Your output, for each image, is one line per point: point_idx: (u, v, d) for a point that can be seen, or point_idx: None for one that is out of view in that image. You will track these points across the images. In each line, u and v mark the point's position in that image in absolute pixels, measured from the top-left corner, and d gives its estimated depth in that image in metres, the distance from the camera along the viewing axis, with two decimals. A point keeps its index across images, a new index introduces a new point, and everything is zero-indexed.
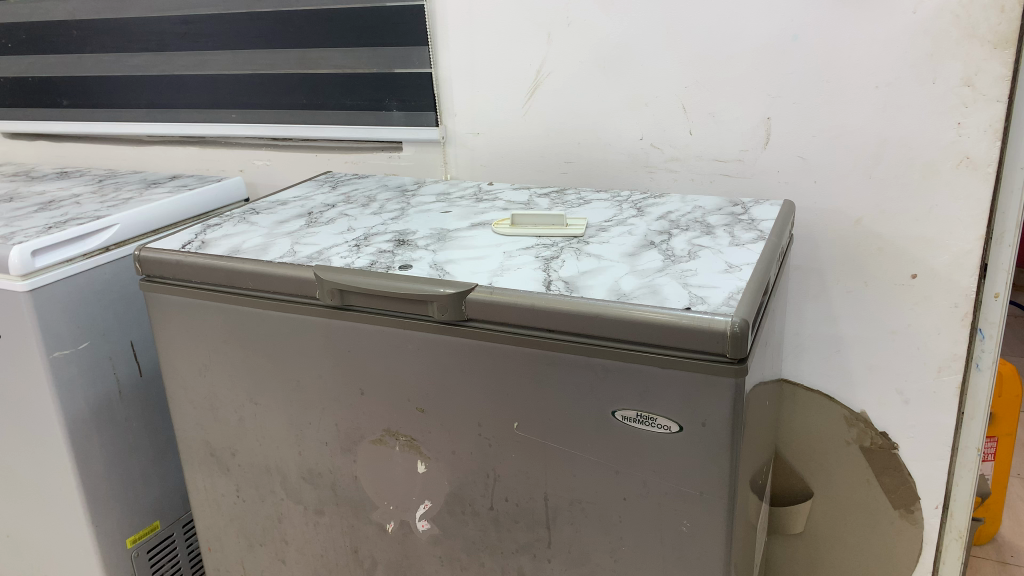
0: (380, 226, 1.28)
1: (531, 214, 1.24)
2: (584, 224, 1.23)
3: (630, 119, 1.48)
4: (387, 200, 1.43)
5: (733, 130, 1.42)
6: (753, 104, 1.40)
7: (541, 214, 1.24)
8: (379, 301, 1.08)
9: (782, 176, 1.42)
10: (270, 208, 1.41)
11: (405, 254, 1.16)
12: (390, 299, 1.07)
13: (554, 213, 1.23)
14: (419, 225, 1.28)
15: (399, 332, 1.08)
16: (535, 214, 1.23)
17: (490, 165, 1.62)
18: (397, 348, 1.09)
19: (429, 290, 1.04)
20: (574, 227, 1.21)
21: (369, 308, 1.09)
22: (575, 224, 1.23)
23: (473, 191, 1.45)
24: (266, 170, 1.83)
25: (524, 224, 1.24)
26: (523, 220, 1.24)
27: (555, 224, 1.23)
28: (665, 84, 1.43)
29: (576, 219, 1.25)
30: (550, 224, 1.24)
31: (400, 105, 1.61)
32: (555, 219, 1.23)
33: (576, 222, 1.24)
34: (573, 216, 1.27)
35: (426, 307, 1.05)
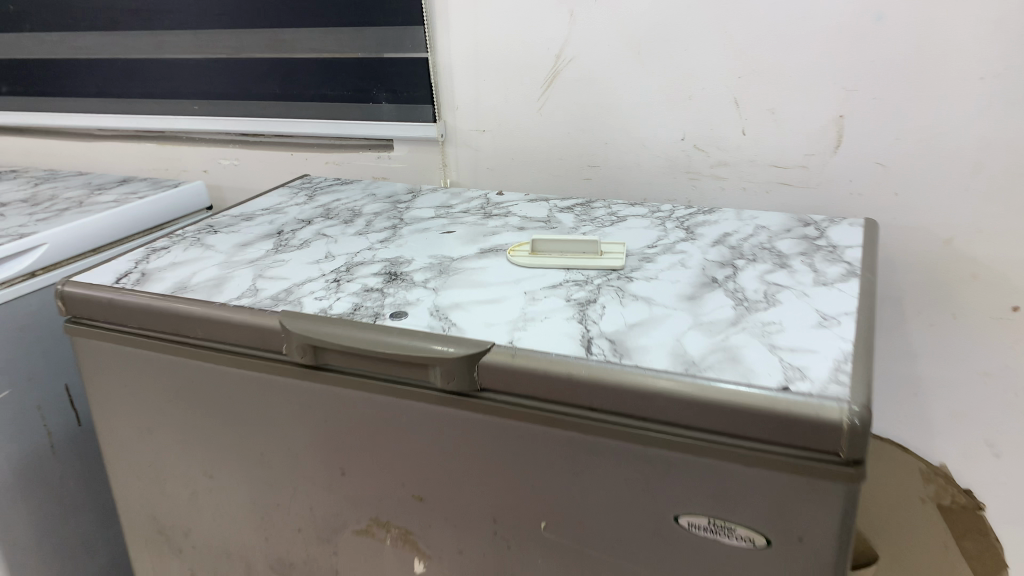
0: (368, 253, 1.02)
1: (557, 238, 0.98)
2: (624, 252, 0.98)
3: (669, 116, 1.22)
4: (374, 213, 1.18)
5: (796, 130, 1.17)
6: (822, 98, 1.14)
7: (570, 238, 0.98)
8: (365, 361, 0.83)
9: (854, 186, 1.17)
10: (232, 224, 1.15)
11: (398, 294, 0.90)
12: (379, 360, 0.82)
13: (587, 237, 0.97)
14: (415, 251, 1.02)
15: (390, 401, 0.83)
16: (564, 238, 0.98)
17: (499, 168, 1.36)
18: (388, 422, 0.84)
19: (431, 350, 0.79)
20: (612, 258, 0.96)
21: (352, 368, 0.84)
22: (613, 253, 0.98)
23: (481, 202, 1.20)
24: (234, 170, 1.57)
25: (548, 252, 0.99)
26: (546, 246, 0.99)
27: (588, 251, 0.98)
28: (714, 74, 1.17)
29: (612, 244, 1.00)
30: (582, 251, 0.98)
31: (390, 97, 1.35)
32: (589, 244, 0.98)
33: (614, 249, 0.99)
34: (608, 241, 1.01)
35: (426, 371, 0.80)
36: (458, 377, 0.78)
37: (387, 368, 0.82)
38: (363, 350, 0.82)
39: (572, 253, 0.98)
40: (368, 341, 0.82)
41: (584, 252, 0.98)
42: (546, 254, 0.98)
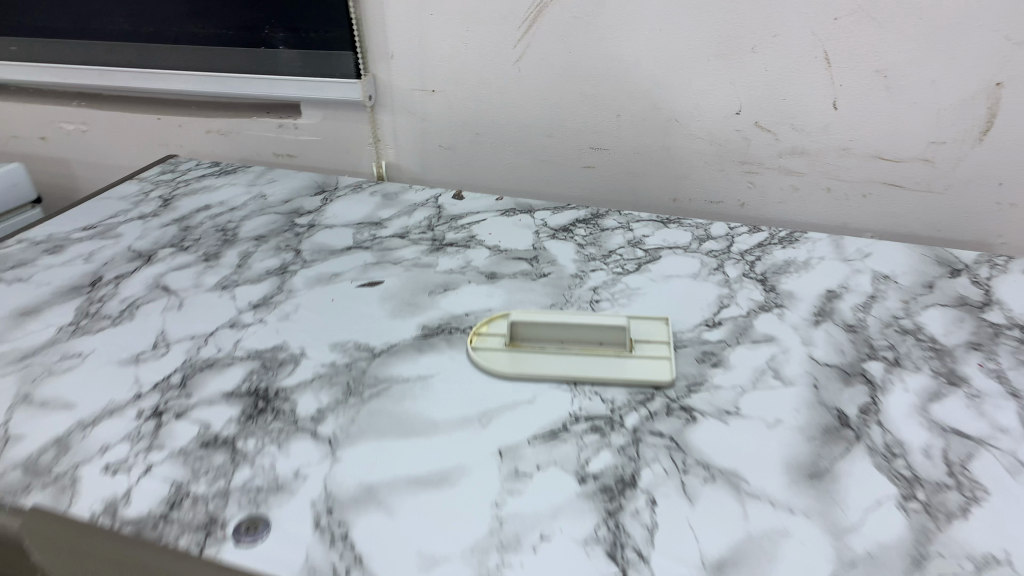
0: (229, 337, 0.60)
1: (557, 321, 0.57)
2: (668, 347, 0.57)
3: (720, 79, 0.78)
4: (259, 237, 0.74)
5: (922, 105, 0.74)
6: (974, 58, 0.71)
7: (580, 321, 0.57)
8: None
9: (1003, 192, 0.77)
10: (23, 261, 0.71)
11: (266, 456, 0.49)
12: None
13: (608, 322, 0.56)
14: (310, 335, 0.60)
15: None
16: (568, 321, 0.57)
17: (457, 147, 0.92)
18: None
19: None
20: (653, 363, 0.55)
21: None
22: (651, 349, 0.57)
23: (431, 216, 0.77)
24: (81, 138, 1.10)
25: (540, 344, 0.58)
26: (535, 333, 0.58)
27: (608, 343, 0.57)
28: (801, 14, 0.72)
29: (646, 327, 0.59)
30: (599, 342, 0.58)
31: (288, 38, 0.86)
32: (612, 333, 0.57)
33: (652, 340, 0.58)
34: (638, 317, 0.60)
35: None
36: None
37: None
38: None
39: (582, 347, 0.57)
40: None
41: (601, 346, 0.57)
42: (537, 349, 0.57)
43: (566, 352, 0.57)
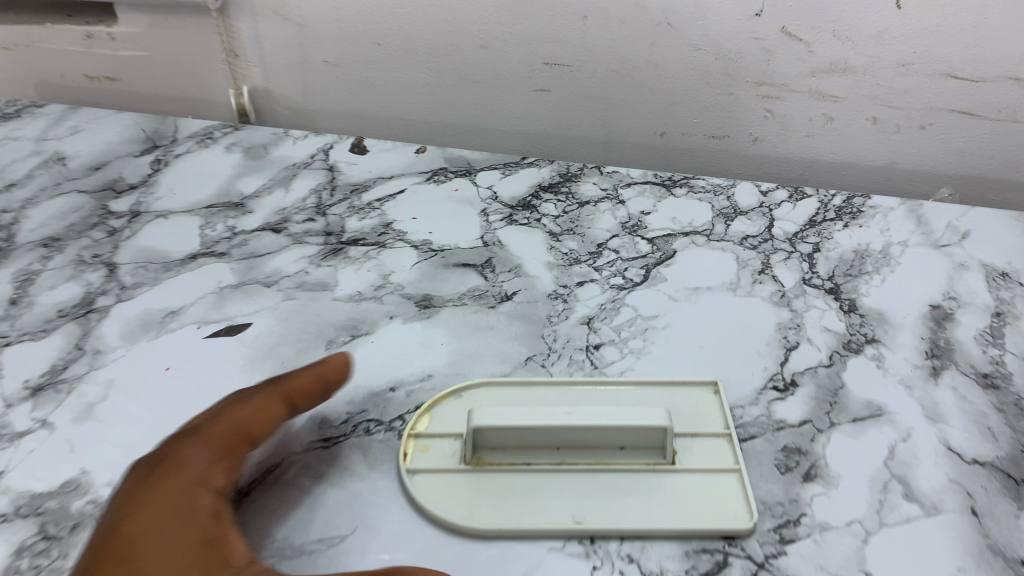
0: None
1: (550, 426, 0.34)
2: (731, 452, 0.35)
3: None
4: (49, 240, 0.47)
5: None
6: None
7: (588, 422, 0.34)
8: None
9: None
10: None
11: None
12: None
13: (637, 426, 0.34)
14: (130, 454, 0.35)
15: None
16: (569, 425, 0.34)
17: (349, 65, 0.63)
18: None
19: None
20: (714, 491, 0.33)
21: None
22: (705, 458, 0.35)
23: (319, 187, 0.52)
24: None
25: (523, 458, 0.35)
26: (513, 441, 0.35)
27: (635, 449, 0.35)
28: None
29: (687, 411, 0.37)
30: (620, 449, 0.35)
31: None
32: (642, 436, 0.35)
33: (703, 439, 0.36)
34: (670, 388, 0.38)
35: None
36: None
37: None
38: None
39: (593, 464, 0.34)
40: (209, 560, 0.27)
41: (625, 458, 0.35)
42: (519, 469, 0.34)
43: (568, 474, 0.34)
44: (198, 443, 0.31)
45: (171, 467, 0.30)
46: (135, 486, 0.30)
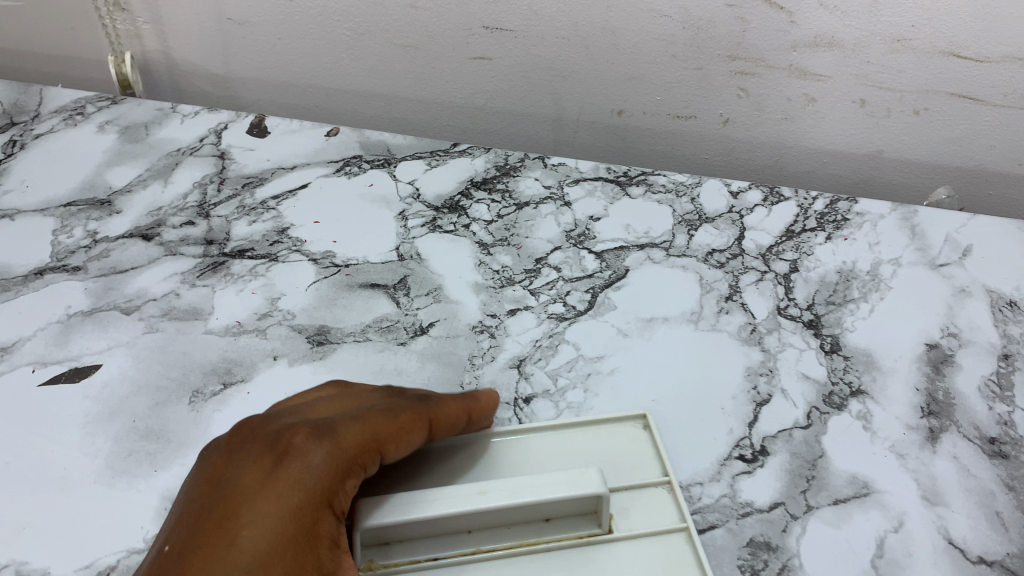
0: None
1: (459, 512, 0.26)
2: (676, 505, 0.29)
3: None
4: None
5: None
6: None
7: (505, 498, 0.26)
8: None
9: None
10: None
11: None
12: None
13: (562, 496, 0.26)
14: None
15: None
16: (489, 507, 0.26)
17: (257, 26, 0.54)
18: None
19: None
20: (667, 560, 0.27)
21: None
22: (648, 517, 0.28)
23: (205, 180, 0.43)
24: None
25: (429, 551, 0.27)
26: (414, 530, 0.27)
27: (564, 520, 0.28)
28: None
29: (616, 459, 0.30)
30: (545, 522, 0.28)
31: None
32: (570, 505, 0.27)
33: (640, 494, 0.29)
34: (593, 431, 0.31)
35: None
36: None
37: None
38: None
39: (515, 545, 0.27)
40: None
41: (554, 534, 0.27)
42: (425, 568, 0.27)
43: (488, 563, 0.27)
44: (325, 450, 0.25)
45: (276, 478, 0.24)
46: (239, 490, 0.24)
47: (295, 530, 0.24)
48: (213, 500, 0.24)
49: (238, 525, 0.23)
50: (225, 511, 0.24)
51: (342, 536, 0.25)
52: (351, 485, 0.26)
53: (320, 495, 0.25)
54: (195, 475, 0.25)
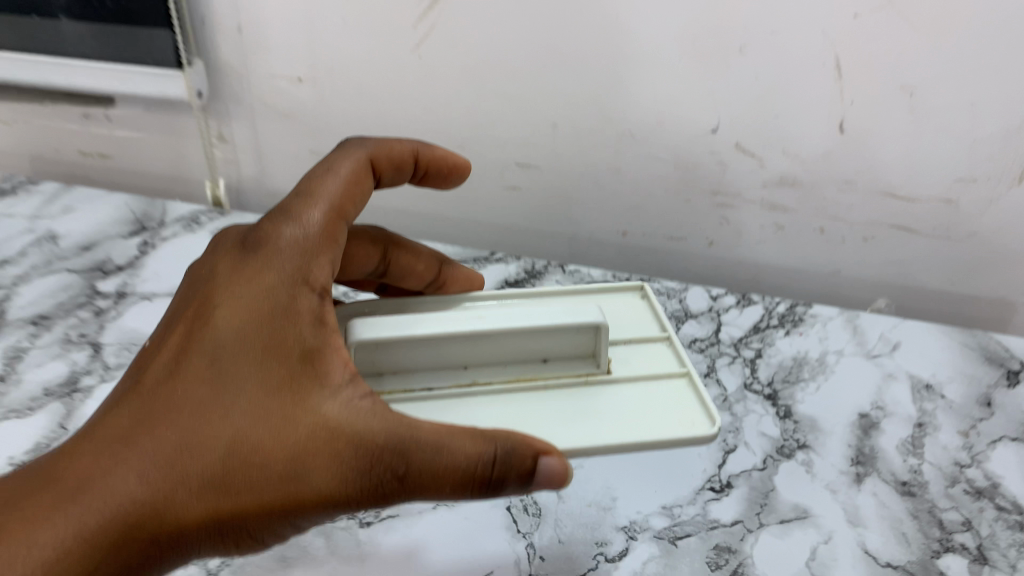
0: None
1: (462, 330, 0.35)
2: (675, 354, 0.39)
3: (696, 86, 0.58)
4: (38, 318, 0.51)
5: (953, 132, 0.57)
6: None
7: (499, 323, 0.35)
8: (103, 489, 0.28)
9: None
10: None
11: None
12: (208, 487, 0.29)
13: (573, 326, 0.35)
14: None
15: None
16: (485, 329, 0.35)
17: None
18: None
19: (344, 386, 0.30)
20: (657, 391, 0.36)
21: (32, 509, 0.29)
22: (649, 364, 0.38)
23: None
24: None
25: (432, 380, 0.36)
26: (430, 358, 0.36)
27: (557, 361, 0.37)
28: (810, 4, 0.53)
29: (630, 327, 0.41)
30: (542, 362, 0.37)
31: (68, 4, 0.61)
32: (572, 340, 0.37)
33: (648, 346, 0.39)
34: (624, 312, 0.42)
35: (318, 491, 0.29)
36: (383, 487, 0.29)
37: (228, 501, 0.29)
38: (249, 418, 0.29)
39: (513, 380, 0.36)
40: (274, 369, 0.30)
41: (550, 371, 0.37)
42: (425, 395, 0.35)
43: (480, 394, 0.36)
44: (292, 249, 0.34)
45: (253, 274, 0.33)
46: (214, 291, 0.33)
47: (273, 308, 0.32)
48: (200, 304, 0.33)
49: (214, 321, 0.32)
50: (205, 310, 0.32)
51: (319, 308, 0.33)
52: (324, 273, 0.34)
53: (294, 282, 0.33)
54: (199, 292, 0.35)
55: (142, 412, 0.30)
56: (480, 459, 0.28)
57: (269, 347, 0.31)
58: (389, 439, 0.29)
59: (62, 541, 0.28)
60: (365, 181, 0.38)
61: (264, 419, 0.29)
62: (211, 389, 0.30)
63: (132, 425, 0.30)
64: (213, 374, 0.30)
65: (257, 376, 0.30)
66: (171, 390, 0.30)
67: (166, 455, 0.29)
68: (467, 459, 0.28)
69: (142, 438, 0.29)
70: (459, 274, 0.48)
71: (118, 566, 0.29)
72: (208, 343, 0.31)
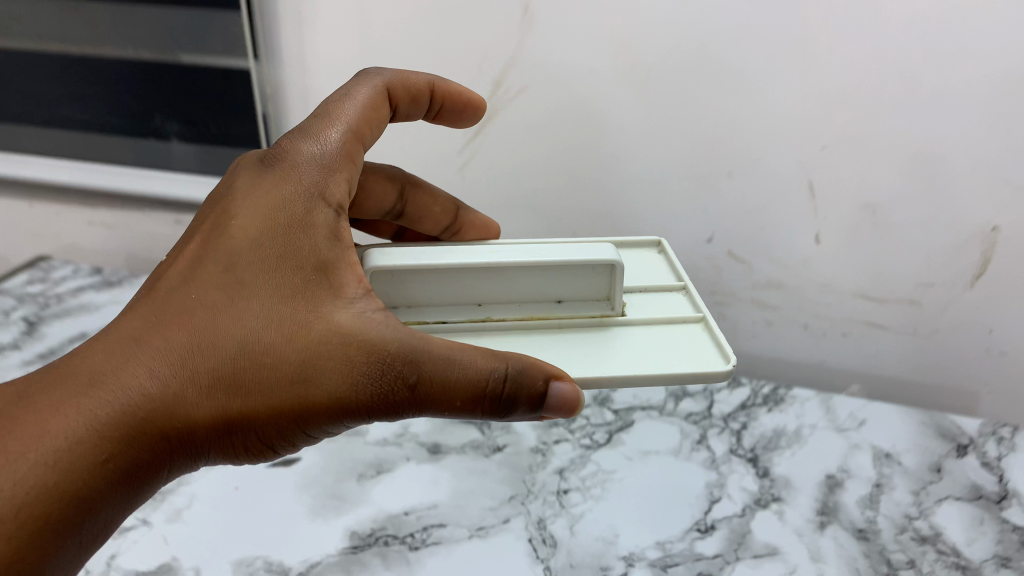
0: (98, 554, 0.47)
1: (487, 261, 0.43)
2: (690, 302, 0.49)
3: (693, 205, 0.72)
4: None
5: (913, 244, 0.68)
6: (969, 199, 0.65)
7: (520, 257, 0.44)
8: (122, 385, 0.34)
9: (993, 340, 0.70)
10: None
11: None
12: (222, 386, 0.35)
13: (598, 264, 0.44)
14: (206, 549, 0.47)
15: (104, 466, 0.34)
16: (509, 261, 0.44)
17: None
18: (68, 515, 0.34)
19: (348, 300, 0.37)
20: (671, 332, 0.46)
21: (53, 398, 0.34)
22: (664, 311, 0.48)
23: None
24: None
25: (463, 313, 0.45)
26: (466, 289, 0.46)
27: (573, 302, 0.47)
28: (784, 141, 0.67)
29: (645, 279, 0.51)
30: (559, 302, 0.47)
31: (180, 131, 0.76)
32: (592, 280, 0.46)
33: (666, 294, 0.49)
34: (645, 268, 0.53)
35: (325, 389, 0.36)
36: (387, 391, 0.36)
37: (239, 399, 0.35)
38: (261, 327, 0.36)
39: (532, 317, 0.46)
40: (284, 284, 0.37)
41: (567, 310, 0.46)
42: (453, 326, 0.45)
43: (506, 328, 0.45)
44: (307, 169, 0.40)
45: (272, 188, 0.40)
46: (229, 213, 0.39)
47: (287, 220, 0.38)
48: (215, 223, 0.39)
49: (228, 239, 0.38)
50: (221, 223, 0.39)
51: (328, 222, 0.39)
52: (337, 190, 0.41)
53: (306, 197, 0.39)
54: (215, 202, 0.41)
55: (159, 320, 0.36)
56: (494, 375, 0.35)
57: (280, 258, 0.37)
58: (397, 349, 0.36)
59: (77, 430, 0.34)
60: (380, 104, 0.46)
61: (273, 327, 0.36)
62: (224, 297, 0.36)
63: (144, 329, 0.36)
64: (228, 286, 0.37)
65: (268, 289, 0.37)
66: (187, 293, 0.37)
67: (182, 354, 0.35)
68: (480, 374, 0.35)
69: (157, 338, 0.35)
70: (473, 218, 0.61)
71: (127, 458, 0.35)
72: (224, 254, 0.37)
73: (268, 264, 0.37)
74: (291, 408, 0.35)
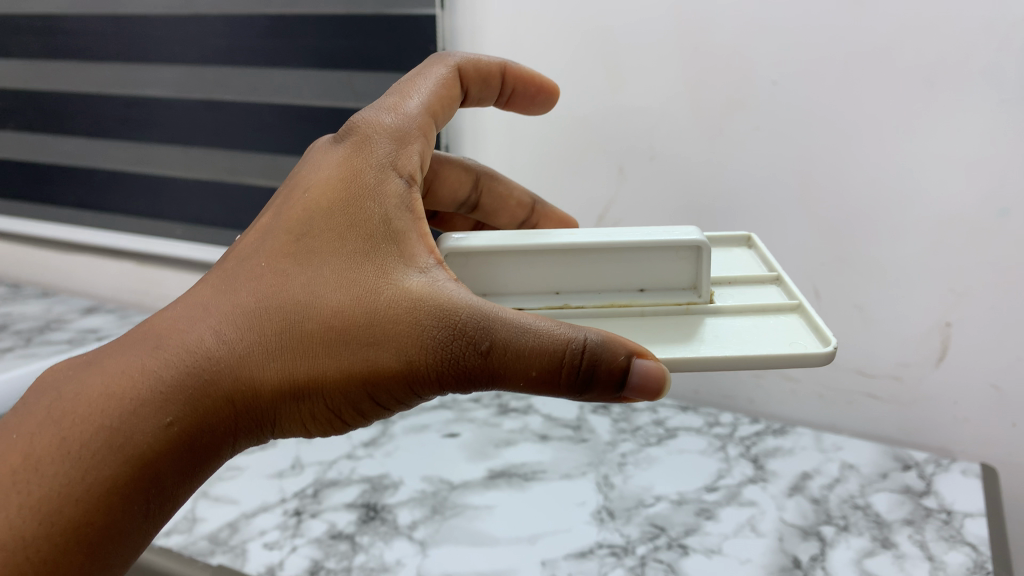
0: (347, 466, 0.82)
1: (593, 242, 0.65)
2: (785, 289, 0.70)
3: None
4: None
5: (891, 335, 0.96)
6: (926, 302, 0.93)
7: (618, 239, 0.65)
8: (200, 344, 0.52)
9: (960, 409, 0.95)
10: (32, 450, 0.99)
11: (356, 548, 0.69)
12: (287, 348, 0.52)
13: (685, 240, 0.65)
14: (405, 469, 0.81)
15: (177, 421, 0.51)
16: (612, 241, 0.65)
17: None
18: (138, 472, 0.51)
19: (412, 273, 0.54)
20: (771, 317, 0.65)
21: (138, 361, 0.52)
22: (762, 296, 0.69)
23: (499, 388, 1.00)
24: None
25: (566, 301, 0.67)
26: (567, 277, 0.68)
27: (656, 289, 0.68)
28: (794, 259, 0.98)
29: (745, 277, 0.72)
30: (642, 290, 0.68)
31: None
32: (687, 269, 0.68)
33: (763, 283, 0.71)
34: (741, 267, 0.75)
35: (384, 349, 0.52)
36: (447, 355, 0.52)
37: (304, 361, 0.52)
38: (324, 301, 0.53)
39: (624, 301, 0.67)
40: (350, 267, 0.54)
41: (652, 297, 0.68)
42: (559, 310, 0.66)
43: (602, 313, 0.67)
44: (376, 149, 0.60)
45: (346, 171, 0.58)
46: (307, 215, 0.57)
47: (350, 197, 0.57)
48: (293, 206, 0.58)
49: (305, 233, 0.55)
50: (301, 208, 0.57)
51: (396, 189, 0.58)
52: (406, 161, 0.60)
53: (369, 175, 0.58)
54: (292, 185, 0.59)
55: (241, 296, 0.54)
56: (569, 344, 0.50)
57: (347, 229, 0.55)
58: (453, 319, 0.52)
59: (156, 388, 0.51)
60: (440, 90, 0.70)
61: (336, 300, 0.53)
62: (298, 269, 0.54)
63: (222, 296, 0.54)
64: (300, 269, 0.54)
65: (334, 274, 0.54)
66: (263, 265, 0.55)
67: (248, 321, 0.53)
68: (546, 341, 0.50)
69: (232, 306, 0.53)
70: (546, 212, 0.97)
71: (203, 411, 0.52)
72: (300, 234, 0.56)
73: (334, 239, 0.55)
74: (361, 367, 0.52)
